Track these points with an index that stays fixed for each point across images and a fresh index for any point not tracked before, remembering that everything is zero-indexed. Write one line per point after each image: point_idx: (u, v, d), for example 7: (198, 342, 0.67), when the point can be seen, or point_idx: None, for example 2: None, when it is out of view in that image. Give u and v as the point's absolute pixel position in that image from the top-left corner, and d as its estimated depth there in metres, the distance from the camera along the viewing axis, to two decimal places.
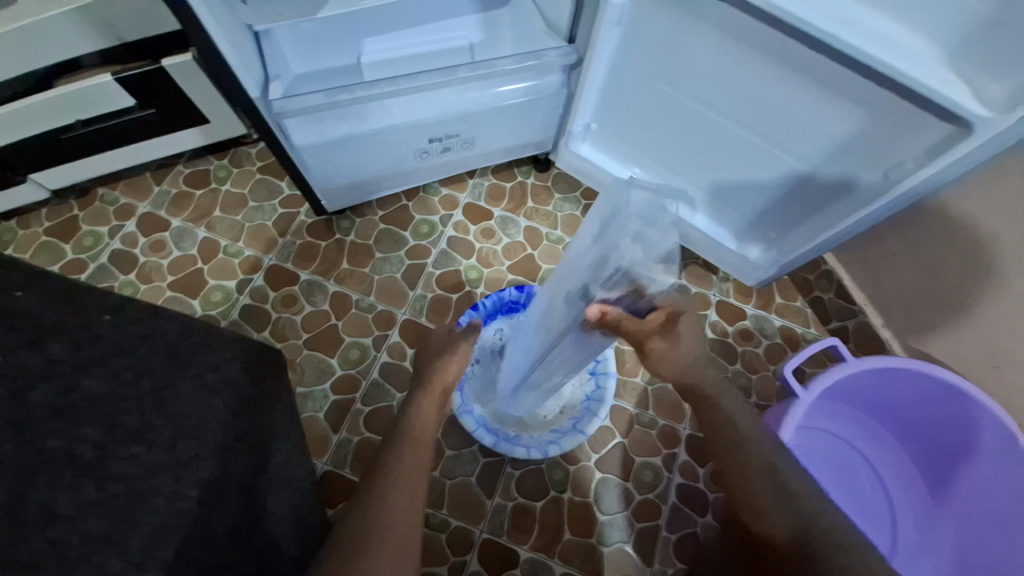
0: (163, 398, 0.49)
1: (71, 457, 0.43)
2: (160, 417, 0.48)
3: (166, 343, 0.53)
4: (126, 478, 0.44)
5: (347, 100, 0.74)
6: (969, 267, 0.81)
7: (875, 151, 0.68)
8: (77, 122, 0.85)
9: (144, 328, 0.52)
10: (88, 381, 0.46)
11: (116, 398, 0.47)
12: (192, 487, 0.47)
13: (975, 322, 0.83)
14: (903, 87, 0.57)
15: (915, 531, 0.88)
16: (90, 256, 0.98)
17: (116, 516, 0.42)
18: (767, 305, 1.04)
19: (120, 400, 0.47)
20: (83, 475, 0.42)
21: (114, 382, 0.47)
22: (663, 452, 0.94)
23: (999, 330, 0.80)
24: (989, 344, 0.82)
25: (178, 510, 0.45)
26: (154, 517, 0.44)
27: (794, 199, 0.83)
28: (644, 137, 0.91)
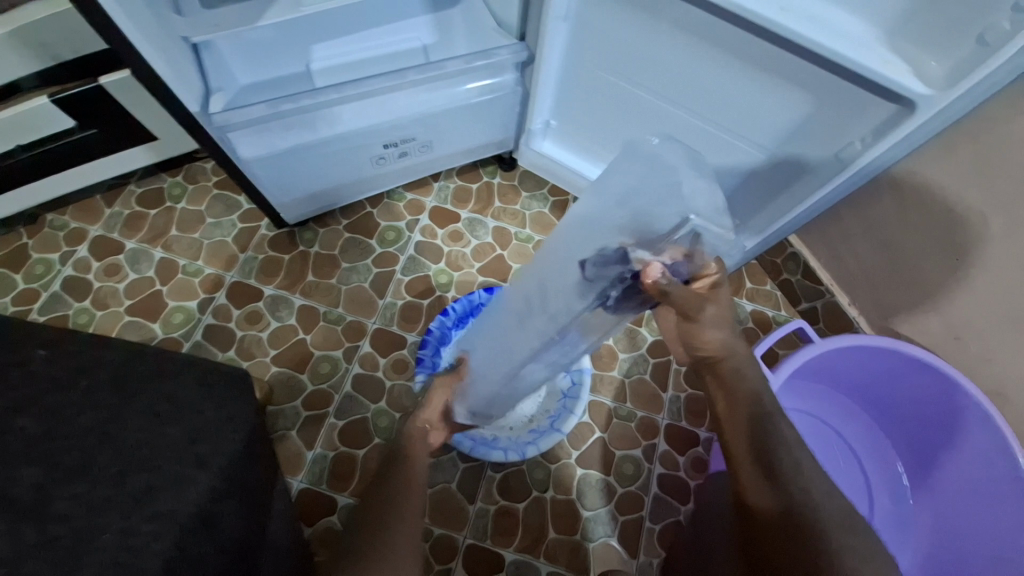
0: (110, 432, 0.47)
1: (8, 501, 0.41)
2: (106, 452, 0.46)
3: (111, 372, 0.52)
4: (69, 518, 0.42)
5: (293, 110, 0.73)
6: (924, 241, 0.82)
7: (825, 133, 0.68)
8: (18, 148, 0.82)
9: (83, 360, 0.51)
10: (23, 423, 0.44)
11: (56, 436, 0.45)
12: (145, 521, 0.44)
13: (932, 294, 0.85)
14: (843, 69, 0.57)
15: (890, 504, 0.90)
16: (41, 285, 0.94)
17: (58, 559, 0.40)
18: (738, 291, 1.07)
19: (60, 439, 0.45)
20: (22, 519, 0.40)
21: (53, 420, 0.46)
22: (643, 444, 0.94)
23: (954, 299, 0.82)
24: (948, 315, 0.84)
25: (130, 545, 0.43)
26: (103, 555, 0.41)
27: (753, 184, 0.84)
28: (603, 131, 0.91)
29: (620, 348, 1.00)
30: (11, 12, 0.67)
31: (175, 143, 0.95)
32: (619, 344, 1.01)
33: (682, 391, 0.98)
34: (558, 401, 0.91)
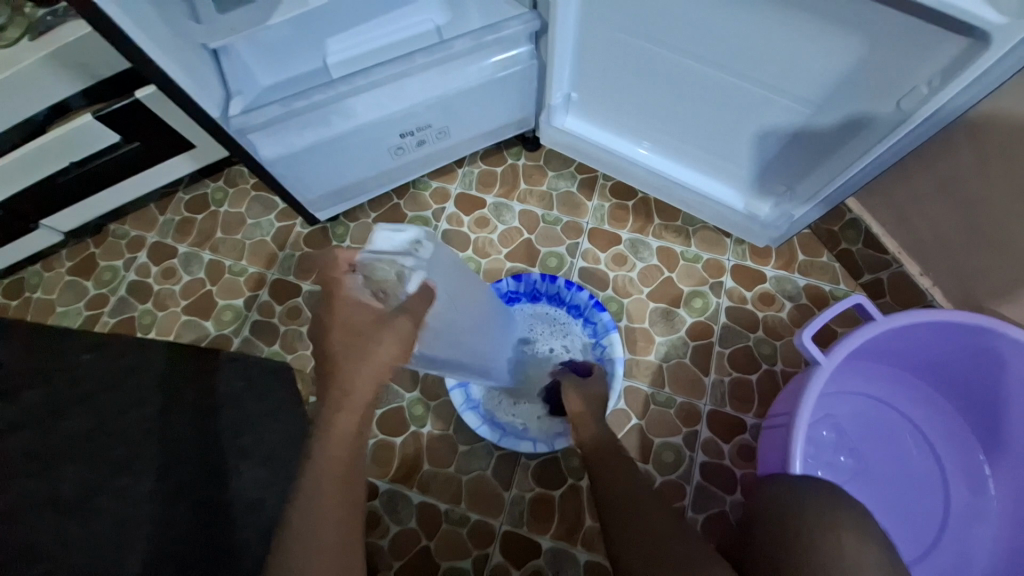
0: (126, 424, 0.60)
1: (57, 494, 0.51)
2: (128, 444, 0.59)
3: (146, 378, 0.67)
4: (108, 501, 0.54)
5: (304, 106, 0.73)
6: (1008, 196, 0.71)
7: (881, 81, 0.60)
8: (71, 164, 0.89)
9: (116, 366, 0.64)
10: (67, 420, 0.56)
11: (93, 434, 0.57)
12: (167, 497, 0.58)
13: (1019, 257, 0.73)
14: None
15: (970, 496, 0.80)
16: (110, 290, 1.03)
17: (104, 534, 0.51)
18: (788, 266, 0.98)
19: (97, 437, 0.57)
20: (67, 505, 0.51)
21: (92, 416, 0.58)
22: (684, 431, 0.89)
23: None
24: None
25: (157, 516, 0.56)
26: (136, 527, 0.54)
27: (800, 146, 0.76)
28: (627, 99, 0.85)
29: (657, 330, 0.95)
30: (47, 37, 0.72)
31: (211, 149, 1.00)
32: (655, 326, 0.96)
33: (726, 374, 0.92)
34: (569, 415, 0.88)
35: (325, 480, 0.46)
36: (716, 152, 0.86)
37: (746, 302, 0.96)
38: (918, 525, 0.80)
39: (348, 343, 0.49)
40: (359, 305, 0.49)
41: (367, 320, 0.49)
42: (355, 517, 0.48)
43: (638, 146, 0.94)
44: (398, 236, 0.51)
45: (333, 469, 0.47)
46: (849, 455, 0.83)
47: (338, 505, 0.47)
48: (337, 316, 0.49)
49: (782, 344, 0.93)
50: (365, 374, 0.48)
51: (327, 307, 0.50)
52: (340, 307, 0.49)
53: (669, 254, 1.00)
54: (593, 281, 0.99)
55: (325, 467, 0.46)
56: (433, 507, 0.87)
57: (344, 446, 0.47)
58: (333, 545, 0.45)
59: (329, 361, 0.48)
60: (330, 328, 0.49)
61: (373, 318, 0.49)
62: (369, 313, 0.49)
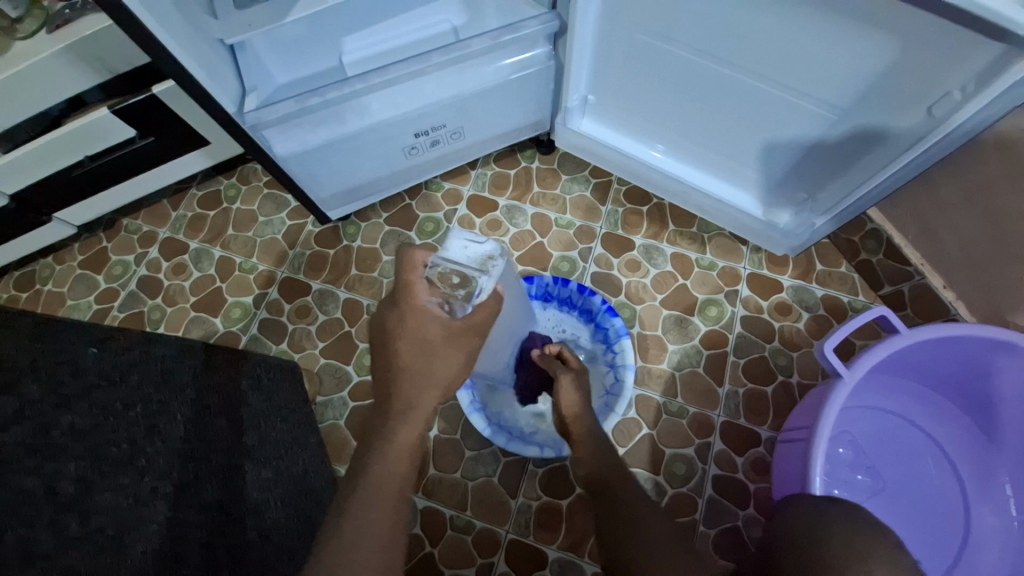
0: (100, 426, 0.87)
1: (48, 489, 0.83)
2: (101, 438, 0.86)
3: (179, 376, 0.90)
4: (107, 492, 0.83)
5: (319, 104, 0.73)
6: None
7: (908, 88, 0.58)
8: (86, 158, 0.89)
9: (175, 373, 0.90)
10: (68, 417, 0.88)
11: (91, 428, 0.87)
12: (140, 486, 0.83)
13: None
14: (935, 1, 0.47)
15: (990, 517, 0.77)
16: (121, 284, 1.03)
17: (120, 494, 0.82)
18: (806, 275, 0.96)
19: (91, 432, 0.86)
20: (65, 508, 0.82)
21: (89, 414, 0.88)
22: (696, 442, 0.87)
23: None
24: None
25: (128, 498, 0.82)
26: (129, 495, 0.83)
27: (822, 153, 0.74)
28: (646, 103, 0.84)
29: (670, 338, 0.93)
30: (66, 29, 0.72)
31: (225, 146, 1.00)
32: (668, 334, 0.94)
33: (741, 385, 0.90)
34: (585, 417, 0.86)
35: (378, 494, 0.54)
36: (734, 158, 0.85)
37: (763, 312, 0.94)
38: (939, 547, 0.77)
39: (418, 355, 0.56)
40: (435, 317, 0.55)
41: (438, 333, 0.56)
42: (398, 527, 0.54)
43: (654, 151, 0.93)
44: (473, 244, 0.56)
45: (389, 480, 0.56)
46: (867, 474, 0.80)
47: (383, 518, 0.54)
48: (411, 327, 0.56)
49: (798, 355, 0.91)
50: (430, 391, 0.58)
51: (401, 317, 0.56)
52: (415, 317, 0.56)
53: (684, 261, 0.98)
54: (607, 286, 0.97)
55: (385, 477, 0.56)
56: (438, 513, 0.86)
57: (403, 457, 0.57)
58: (381, 549, 0.53)
59: (398, 375, 0.57)
60: (401, 338, 0.56)
61: (443, 333, 0.56)
62: (441, 327, 0.56)
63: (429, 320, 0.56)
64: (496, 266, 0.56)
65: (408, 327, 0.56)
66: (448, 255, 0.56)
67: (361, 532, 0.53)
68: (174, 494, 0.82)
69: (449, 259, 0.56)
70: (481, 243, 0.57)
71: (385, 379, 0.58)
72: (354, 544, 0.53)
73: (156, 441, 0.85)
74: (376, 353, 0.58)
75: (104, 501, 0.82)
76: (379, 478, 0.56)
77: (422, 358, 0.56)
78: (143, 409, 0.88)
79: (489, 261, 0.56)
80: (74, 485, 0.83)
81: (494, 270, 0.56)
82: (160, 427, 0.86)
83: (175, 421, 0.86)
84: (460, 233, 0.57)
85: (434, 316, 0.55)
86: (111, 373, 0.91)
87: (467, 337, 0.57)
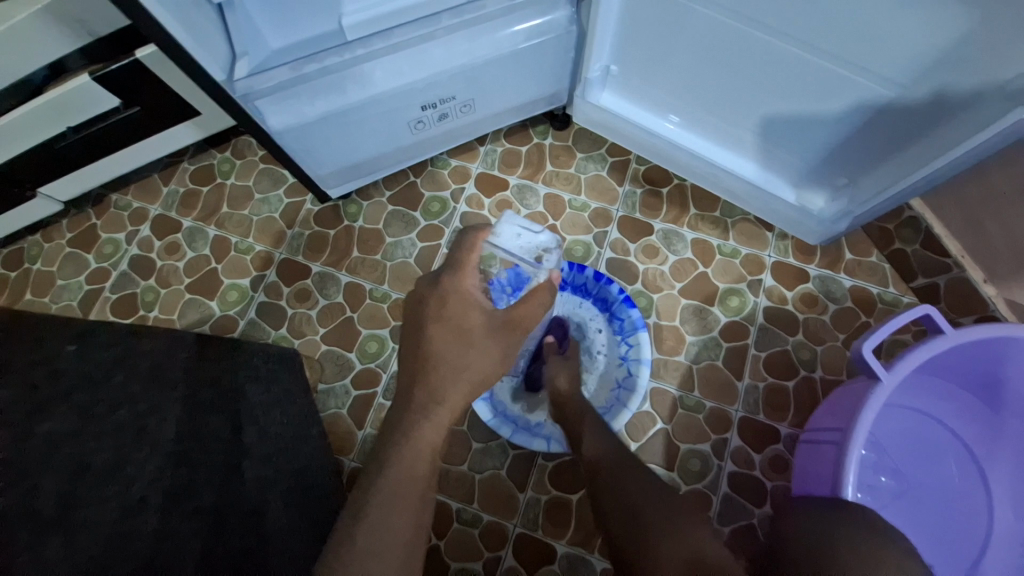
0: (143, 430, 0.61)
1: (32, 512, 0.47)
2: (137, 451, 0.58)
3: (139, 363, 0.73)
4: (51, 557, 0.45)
5: (316, 71, 0.67)
6: None
7: (986, 60, 0.51)
8: (68, 130, 0.83)
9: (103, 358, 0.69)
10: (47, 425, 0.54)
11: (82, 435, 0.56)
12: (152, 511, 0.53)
13: None
14: None
15: (1018, 523, 0.73)
16: (112, 264, 0.98)
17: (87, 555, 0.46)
18: (834, 264, 0.90)
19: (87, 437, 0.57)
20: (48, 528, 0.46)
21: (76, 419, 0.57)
22: (712, 438, 0.84)
23: None
24: None
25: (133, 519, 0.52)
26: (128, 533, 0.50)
27: (871, 132, 0.67)
28: (674, 73, 0.77)
29: (688, 330, 0.89)
30: None
31: (218, 117, 0.93)
32: (686, 325, 0.89)
33: (761, 379, 0.86)
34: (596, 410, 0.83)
35: (399, 495, 0.52)
36: (767, 136, 0.78)
37: (787, 303, 0.89)
38: (959, 551, 0.74)
39: (452, 341, 0.57)
40: (480, 303, 0.58)
41: (481, 320, 0.58)
42: (422, 533, 0.53)
43: (670, 123, 0.86)
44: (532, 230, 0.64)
45: (409, 480, 0.53)
46: (889, 476, 0.77)
47: (410, 520, 0.52)
48: (453, 312, 0.57)
49: (823, 349, 0.86)
50: (460, 384, 0.56)
51: (444, 298, 0.57)
52: (463, 302, 0.57)
53: (705, 248, 0.92)
54: (622, 273, 0.92)
55: (403, 477, 0.53)
56: (444, 505, 0.83)
57: (426, 458, 0.54)
58: (402, 554, 0.51)
59: (426, 365, 0.56)
60: (441, 322, 0.57)
61: (486, 321, 0.58)
62: (484, 314, 0.58)
63: (475, 307, 0.58)
64: (547, 258, 0.64)
65: (451, 310, 0.57)
66: (501, 242, 0.63)
67: (378, 539, 0.50)
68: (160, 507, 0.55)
69: (504, 246, 0.64)
70: (534, 232, 0.64)
71: (414, 370, 0.57)
72: (372, 551, 0.50)
73: (144, 446, 0.59)
74: (409, 340, 0.58)
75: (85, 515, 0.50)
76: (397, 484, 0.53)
77: (458, 351, 0.57)
78: (131, 411, 0.63)
79: (542, 251, 0.64)
80: (51, 508, 0.48)
81: (545, 259, 0.64)
82: (152, 429, 0.62)
83: (166, 422, 0.64)
84: (516, 222, 0.64)
85: (478, 301, 0.58)
86: (91, 373, 0.65)
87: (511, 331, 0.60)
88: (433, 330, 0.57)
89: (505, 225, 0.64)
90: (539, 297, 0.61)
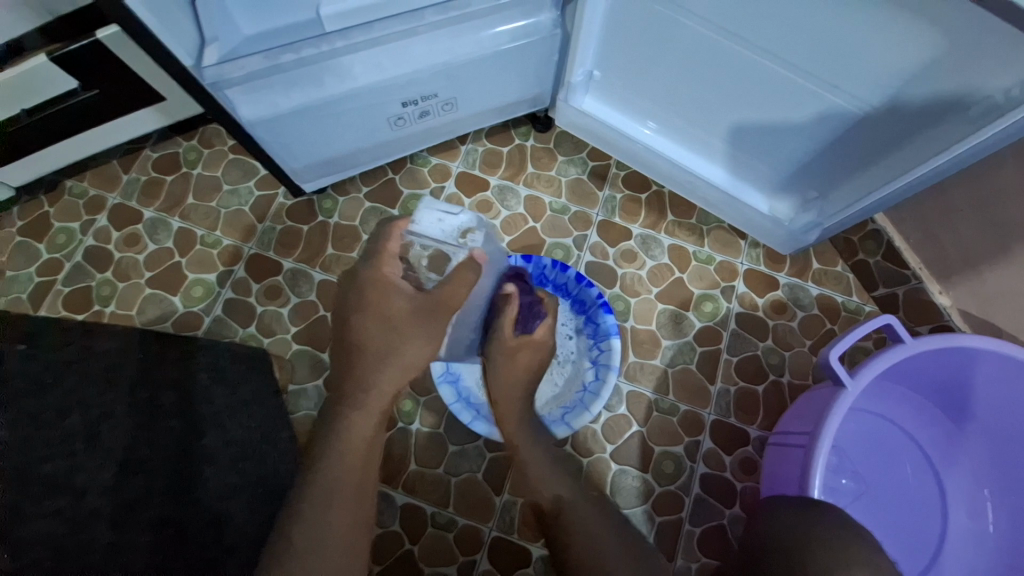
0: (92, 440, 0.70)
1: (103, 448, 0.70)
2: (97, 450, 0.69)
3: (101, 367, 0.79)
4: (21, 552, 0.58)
5: (292, 62, 0.64)
6: None
7: (952, 83, 0.54)
8: (21, 113, 0.77)
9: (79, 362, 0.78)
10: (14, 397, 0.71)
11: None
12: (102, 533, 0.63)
13: None
14: None
15: (969, 521, 0.78)
16: (65, 255, 0.92)
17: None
18: (802, 273, 0.93)
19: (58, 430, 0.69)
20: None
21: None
22: (685, 441, 0.85)
23: None
24: None
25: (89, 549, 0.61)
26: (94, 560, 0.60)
27: (844, 148, 0.70)
28: (655, 81, 0.78)
29: (663, 334, 0.90)
30: None
31: (185, 104, 0.89)
32: (662, 329, 0.90)
33: (733, 383, 0.88)
34: (559, 410, 0.83)
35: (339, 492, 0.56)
36: (744, 147, 0.80)
37: (758, 309, 0.91)
38: (916, 548, 0.78)
39: (379, 333, 0.62)
40: (398, 290, 0.62)
41: (402, 305, 0.62)
42: (359, 526, 0.56)
43: (647, 129, 0.87)
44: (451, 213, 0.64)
45: (346, 482, 0.57)
46: (850, 479, 0.80)
47: (346, 515, 0.56)
48: (374, 302, 0.62)
49: (790, 354, 0.89)
50: (388, 369, 0.62)
51: (365, 288, 0.63)
52: (380, 288, 0.62)
53: (681, 254, 0.94)
54: (601, 276, 0.93)
55: (342, 477, 0.57)
56: (419, 509, 0.82)
57: (356, 450, 0.59)
58: (342, 549, 0.54)
59: (356, 353, 0.62)
60: (366, 314, 0.63)
61: (407, 305, 0.62)
62: (406, 300, 0.62)
63: None
64: (471, 239, 0.63)
65: (369, 299, 0.62)
66: (422, 231, 0.63)
67: (319, 535, 0.53)
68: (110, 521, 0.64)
69: (425, 234, 0.63)
70: (454, 215, 0.64)
71: (347, 356, 0.64)
72: (314, 546, 0.53)
73: (99, 454, 0.69)
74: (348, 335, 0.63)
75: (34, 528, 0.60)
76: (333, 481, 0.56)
77: (384, 331, 0.62)
78: (82, 416, 0.72)
79: (465, 231, 0.63)
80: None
81: (470, 240, 0.64)
82: (105, 435, 0.71)
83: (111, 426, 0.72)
84: (434, 208, 0.64)
85: (398, 288, 0.62)
86: (41, 377, 0.74)
87: (435, 310, 0.63)
88: (360, 320, 0.63)
89: (424, 212, 0.63)
90: (463, 277, 0.61)
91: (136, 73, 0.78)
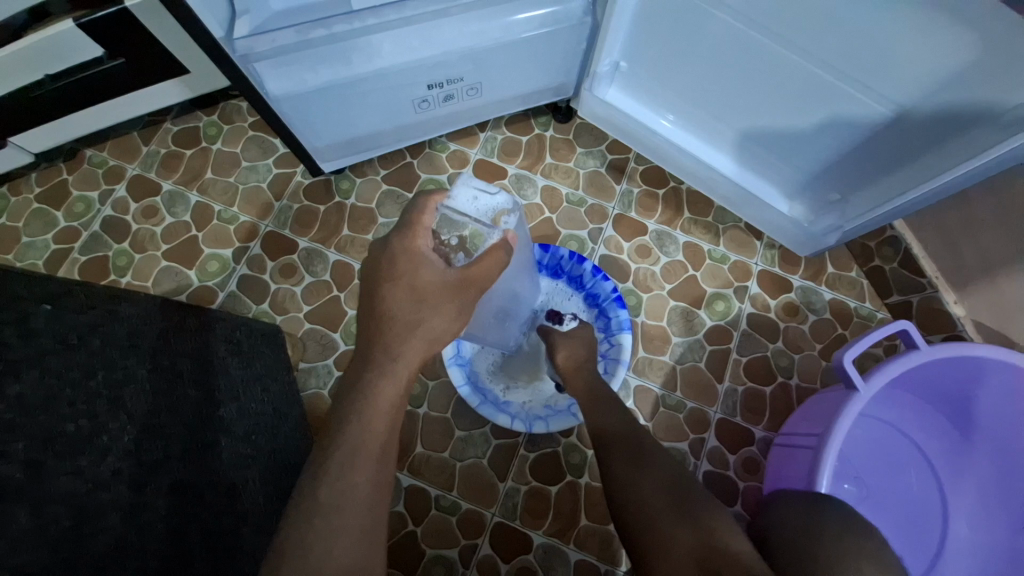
0: (117, 402, 0.71)
1: (195, 401, 0.74)
2: (107, 423, 0.69)
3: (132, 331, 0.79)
4: (61, 499, 0.62)
5: (322, 38, 0.63)
6: None
7: (987, 88, 0.53)
8: (45, 78, 0.77)
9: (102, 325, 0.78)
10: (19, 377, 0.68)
11: (41, 403, 0.68)
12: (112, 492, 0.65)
13: None
14: None
15: (968, 533, 0.78)
16: (82, 224, 0.92)
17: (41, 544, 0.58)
18: (817, 277, 0.92)
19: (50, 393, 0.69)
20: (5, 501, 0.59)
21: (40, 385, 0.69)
22: (691, 438, 0.86)
23: None
24: None
25: (109, 512, 0.63)
26: (104, 528, 0.62)
27: (866, 153, 0.70)
28: (682, 74, 0.77)
29: (674, 330, 0.90)
30: None
31: (208, 77, 0.89)
32: (673, 326, 0.91)
33: (741, 383, 0.88)
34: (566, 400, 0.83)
35: (363, 453, 0.47)
36: (766, 146, 0.80)
37: (770, 311, 0.91)
38: (913, 556, 0.78)
39: (408, 305, 0.49)
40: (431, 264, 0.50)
41: (434, 281, 0.50)
42: (383, 494, 0.48)
43: (665, 120, 0.87)
44: (486, 192, 0.56)
45: (374, 439, 0.48)
46: (853, 483, 0.79)
47: (370, 480, 0.47)
48: (404, 272, 0.49)
49: (800, 357, 0.89)
50: (414, 342, 0.50)
51: (392, 259, 0.50)
52: (411, 261, 0.50)
53: (696, 251, 0.94)
54: (614, 270, 0.93)
55: (366, 437, 0.47)
56: (423, 492, 0.83)
57: (383, 419, 0.48)
58: (365, 514, 0.46)
59: (383, 324, 0.49)
60: (394, 284, 0.49)
61: (439, 280, 0.50)
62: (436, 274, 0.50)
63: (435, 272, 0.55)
64: (506, 221, 0.56)
65: (401, 269, 0.49)
66: (456, 205, 0.54)
67: (338, 498, 0.45)
68: (182, 468, 0.69)
69: (456, 208, 0.55)
70: (491, 194, 0.56)
71: (368, 327, 0.50)
72: (334, 508, 0.45)
73: (120, 417, 0.70)
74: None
75: (56, 487, 0.63)
76: (359, 440, 0.47)
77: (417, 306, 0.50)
78: (102, 381, 0.73)
79: (500, 213, 0.56)
80: (18, 471, 0.62)
81: (504, 222, 0.56)
82: (127, 402, 0.72)
83: (136, 391, 0.73)
84: (471, 184, 0.56)
85: (431, 262, 0.50)
86: (66, 337, 0.75)
87: (463, 290, 0.51)
88: (387, 291, 0.49)
89: (459, 185, 0.55)
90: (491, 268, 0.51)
91: (163, 43, 0.78)
